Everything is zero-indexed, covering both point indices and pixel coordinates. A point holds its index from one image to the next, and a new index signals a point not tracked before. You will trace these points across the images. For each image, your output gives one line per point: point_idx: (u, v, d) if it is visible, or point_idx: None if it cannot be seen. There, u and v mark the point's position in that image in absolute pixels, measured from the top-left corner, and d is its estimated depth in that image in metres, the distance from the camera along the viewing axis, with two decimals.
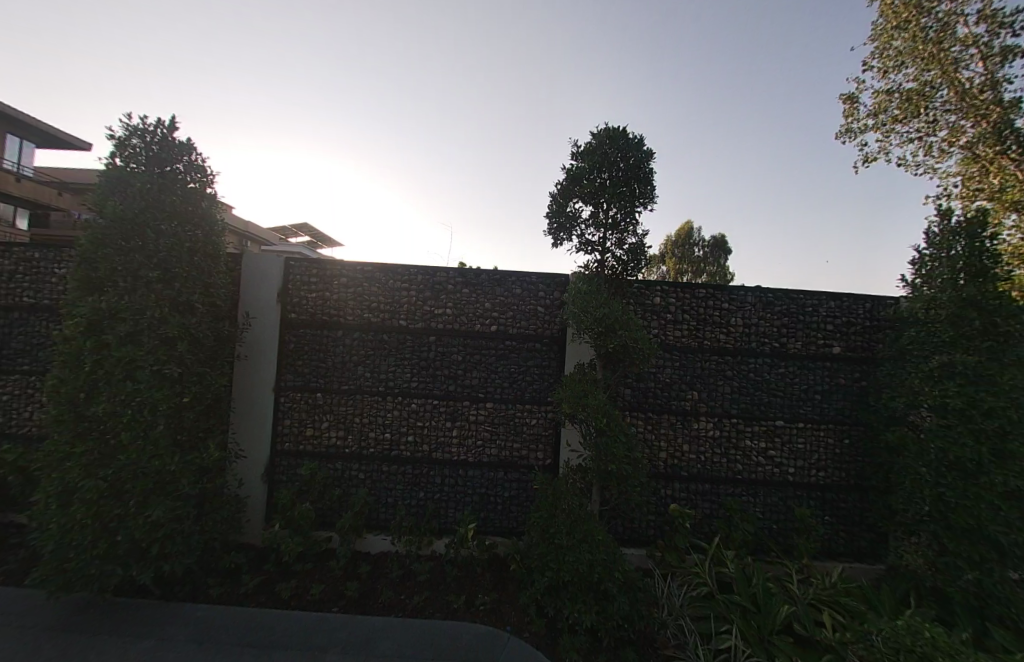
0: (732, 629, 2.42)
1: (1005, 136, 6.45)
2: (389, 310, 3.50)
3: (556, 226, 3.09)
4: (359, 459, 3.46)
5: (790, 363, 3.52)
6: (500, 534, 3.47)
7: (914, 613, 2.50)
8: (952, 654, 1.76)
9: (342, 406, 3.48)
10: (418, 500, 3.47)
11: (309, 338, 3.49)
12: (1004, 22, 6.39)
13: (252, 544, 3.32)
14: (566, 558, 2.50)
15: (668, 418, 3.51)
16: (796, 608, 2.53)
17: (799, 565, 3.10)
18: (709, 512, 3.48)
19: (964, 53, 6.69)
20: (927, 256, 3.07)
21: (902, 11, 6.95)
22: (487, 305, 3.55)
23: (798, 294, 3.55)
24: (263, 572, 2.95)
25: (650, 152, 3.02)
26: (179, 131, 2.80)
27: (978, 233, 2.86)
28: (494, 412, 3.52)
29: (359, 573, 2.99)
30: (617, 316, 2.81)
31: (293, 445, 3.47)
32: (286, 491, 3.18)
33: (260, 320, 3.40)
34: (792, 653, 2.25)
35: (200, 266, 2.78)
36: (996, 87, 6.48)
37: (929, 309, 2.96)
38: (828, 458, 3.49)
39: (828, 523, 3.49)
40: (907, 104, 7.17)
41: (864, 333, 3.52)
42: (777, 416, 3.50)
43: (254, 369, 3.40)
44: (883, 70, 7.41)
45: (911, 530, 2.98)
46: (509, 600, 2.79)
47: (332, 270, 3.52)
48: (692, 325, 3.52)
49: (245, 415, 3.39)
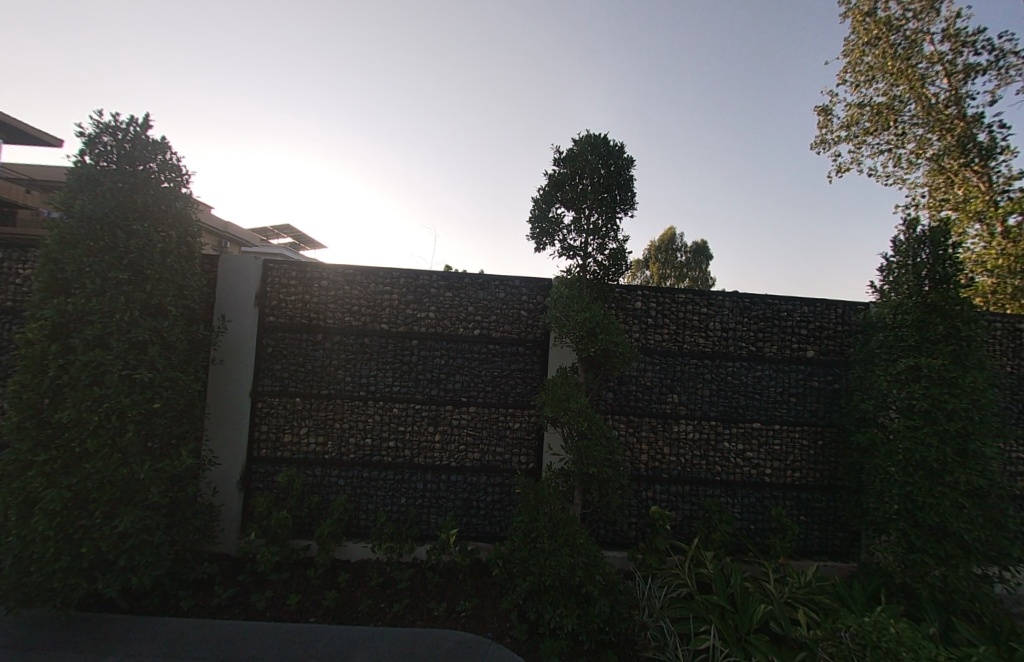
0: (710, 630, 2.45)
1: (968, 149, 6.78)
2: (371, 314, 3.46)
3: (539, 231, 3.10)
4: (339, 465, 3.40)
5: (766, 367, 3.61)
6: (482, 539, 3.46)
7: (884, 609, 2.58)
8: (918, 648, 1.82)
9: (321, 412, 3.41)
10: (399, 506, 3.43)
11: (288, 341, 3.42)
12: (967, 41, 6.73)
13: (226, 554, 3.23)
14: (548, 562, 2.50)
15: (648, 421, 3.55)
16: (772, 607, 2.58)
17: (776, 564, 3.17)
18: (688, 513, 3.52)
19: (930, 70, 7.02)
20: (894, 264, 3.19)
21: (872, 28, 7.27)
22: (470, 308, 3.54)
23: (774, 300, 3.65)
24: (238, 582, 2.86)
25: (630, 160, 3.07)
26: (152, 130, 2.73)
27: (941, 242, 2.98)
28: (477, 416, 3.50)
29: (338, 582, 2.93)
30: (598, 320, 2.84)
31: (270, 451, 3.39)
32: (262, 499, 3.11)
33: (236, 323, 3.32)
34: (768, 652, 2.30)
35: (173, 267, 2.71)
36: (960, 103, 6.84)
37: (896, 315, 3.07)
38: (802, 459, 3.58)
39: (803, 523, 3.57)
40: (877, 117, 7.49)
41: (836, 338, 3.63)
42: (754, 418, 3.58)
43: (229, 373, 3.32)
44: (855, 84, 7.72)
45: (881, 529, 3.08)
46: (491, 606, 2.78)
47: (312, 272, 3.46)
48: (672, 330, 3.58)
49: (219, 421, 3.30)
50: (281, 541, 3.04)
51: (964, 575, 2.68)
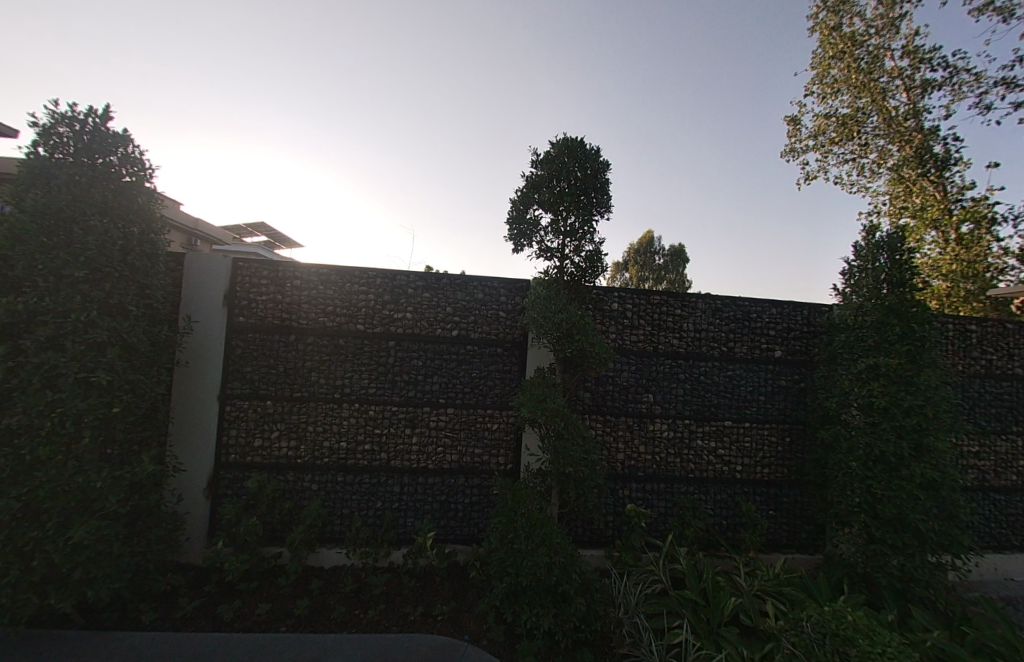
0: (683, 624, 2.50)
1: (925, 160, 7.17)
2: (346, 315, 3.39)
3: (517, 233, 3.11)
4: (313, 469, 3.32)
5: (737, 366, 3.72)
6: (459, 541, 3.43)
7: (847, 598, 2.69)
8: (876, 635, 1.91)
9: (294, 415, 3.32)
10: (375, 510, 3.37)
11: (258, 343, 3.32)
12: (924, 58, 7.11)
13: (192, 564, 3.10)
14: (524, 563, 2.50)
15: (625, 420, 3.61)
16: (742, 600, 2.65)
17: (746, 558, 3.27)
18: (664, 511, 3.59)
19: (891, 84, 7.40)
20: (855, 267, 3.34)
21: (838, 43, 7.62)
22: (447, 309, 3.51)
23: (745, 301, 3.76)
24: (203, 593, 2.75)
25: (606, 163, 3.11)
26: (113, 121, 2.60)
27: (898, 248, 3.14)
28: (455, 418, 3.48)
29: (310, 589, 2.86)
30: (574, 321, 2.87)
31: (239, 456, 3.27)
32: (230, 505, 3.00)
33: (204, 323, 3.21)
34: (738, 644, 2.36)
35: (135, 265, 2.59)
36: (918, 116, 7.23)
37: (857, 316, 3.22)
38: (771, 456, 3.71)
39: (772, 517, 3.69)
40: (842, 128, 7.84)
41: (803, 339, 3.77)
42: (726, 416, 3.68)
43: (196, 376, 3.20)
44: (822, 96, 8.06)
45: (844, 521, 3.21)
46: (468, 608, 2.76)
47: (285, 272, 3.37)
48: (647, 331, 3.65)
49: (185, 425, 3.18)
50: (251, 549, 2.94)
51: (919, 563, 2.83)
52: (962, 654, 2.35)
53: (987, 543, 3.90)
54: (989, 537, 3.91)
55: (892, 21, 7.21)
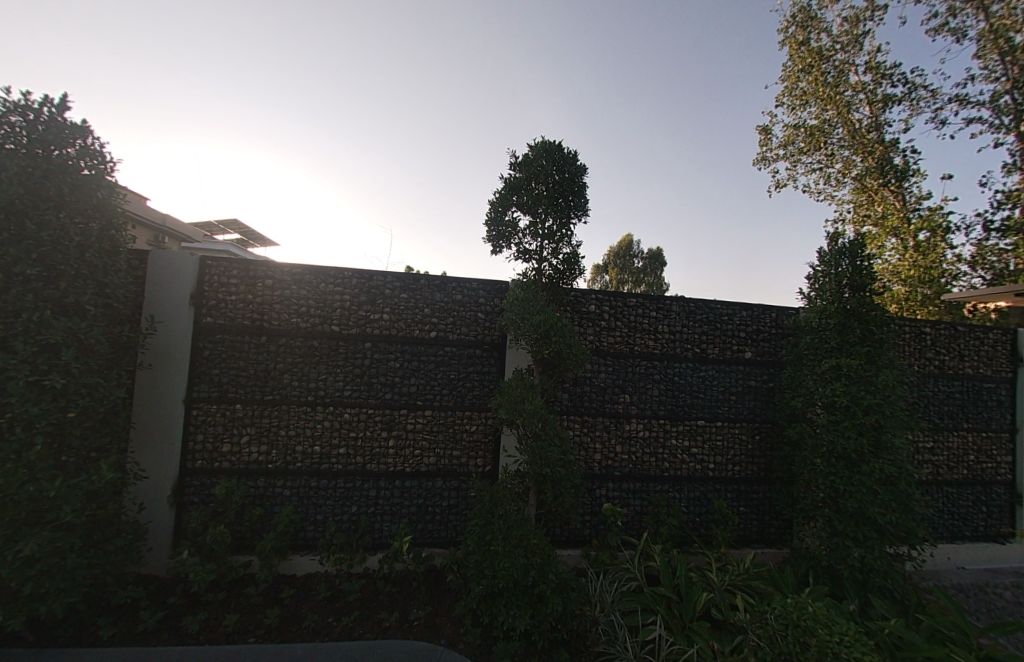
0: (657, 620, 2.55)
1: (886, 170, 7.58)
2: (320, 315, 3.32)
3: (495, 234, 3.12)
4: (285, 474, 3.23)
5: (709, 367, 3.82)
6: (437, 544, 3.40)
7: (811, 590, 2.80)
8: (834, 624, 2.00)
9: (265, 418, 3.23)
10: (350, 515, 3.30)
11: (227, 344, 3.21)
12: (885, 74, 7.51)
13: (154, 575, 2.96)
14: (501, 565, 2.50)
15: (602, 420, 3.65)
16: (713, 594, 2.73)
17: (718, 554, 3.36)
18: (639, 509, 3.65)
19: (855, 98, 7.78)
20: (819, 272, 3.49)
21: (806, 56, 7.94)
22: (425, 310, 3.48)
23: (717, 304, 3.87)
24: (167, 606, 2.63)
25: (584, 167, 3.15)
26: (71, 112, 2.48)
27: (859, 254, 3.29)
28: (432, 420, 3.45)
29: (281, 598, 2.78)
30: (552, 323, 2.89)
31: (206, 462, 3.15)
32: (196, 513, 2.89)
33: (168, 324, 3.08)
34: (709, 638, 2.43)
35: (94, 263, 2.47)
36: (879, 129, 7.63)
37: (822, 319, 3.36)
38: (741, 454, 3.83)
39: (743, 513, 3.81)
40: (810, 138, 8.20)
41: (771, 340, 3.91)
42: (699, 416, 3.77)
43: (160, 379, 3.07)
44: (791, 107, 8.40)
45: (809, 516, 3.33)
46: (445, 612, 2.74)
47: (256, 271, 3.28)
48: (624, 332, 3.71)
49: (148, 430, 3.04)
50: (219, 558, 2.84)
51: (878, 555, 2.97)
52: (916, 640, 2.48)
53: (940, 533, 4.13)
54: (942, 528, 4.14)
55: (855, 38, 7.59)
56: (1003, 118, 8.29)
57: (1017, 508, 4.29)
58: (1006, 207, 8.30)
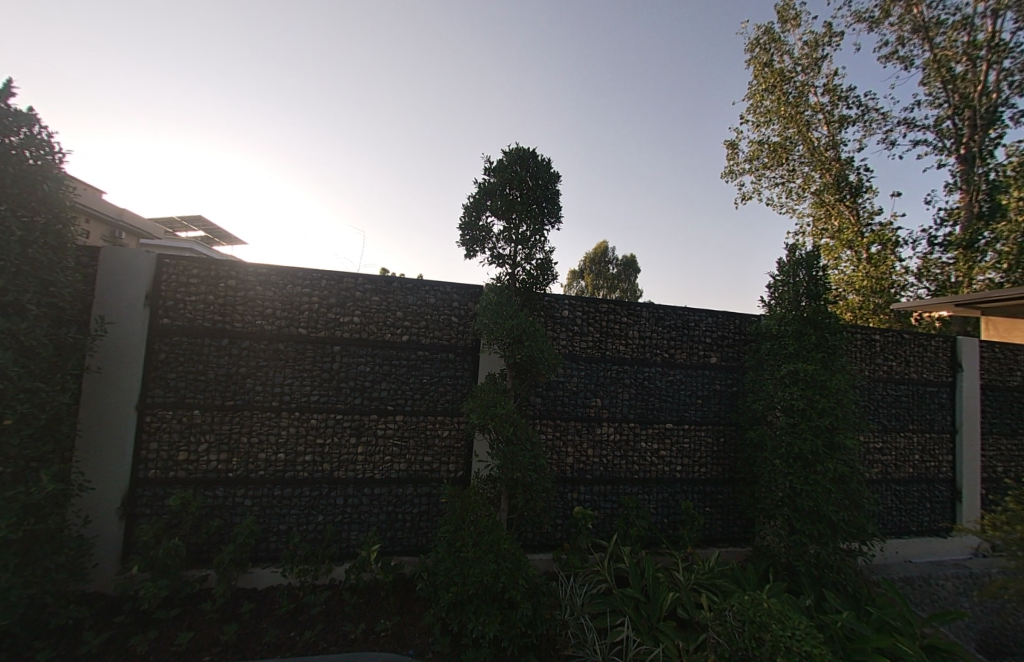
0: (625, 622, 2.60)
1: (842, 187, 8.10)
2: (287, 318, 3.22)
3: (470, 239, 3.12)
4: (246, 483, 3.10)
5: (677, 372, 3.93)
6: (406, 552, 3.34)
7: (771, 588, 2.92)
8: (788, 617, 2.09)
9: (226, 425, 3.09)
10: (316, 525, 3.20)
11: (186, 347, 3.06)
12: (841, 96, 8.01)
13: (100, 593, 2.77)
14: (472, 571, 2.49)
15: (574, 424, 3.69)
16: (679, 594, 2.80)
17: (684, 553, 3.45)
18: (610, 511, 3.71)
19: (814, 117, 8.26)
20: (778, 281, 3.66)
21: (769, 76, 8.36)
22: (398, 314, 3.44)
23: (684, 311, 4.00)
24: (114, 625, 2.46)
25: (557, 174, 3.20)
26: (15, 97, 2.31)
27: (814, 265, 3.48)
28: (404, 425, 3.40)
29: (240, 614, 2.65)
30: (525, 328, 2.91)
31: (160, 471, 2.98)
32: (148, 526, 2.72)
33: (120, 325, 2.91)
34: (675, 637, 2.49)
35: (36, 259, 2.30)
36: (835, 148, 8.18)
37: (781, 326, 3.53)
38: (707, 455, 3.95)
39: (708, 514, 3.92)
40: (773, 154, 8.65)
41: (735, 346, 4.07)
42: (667, 419, 3.88)
43: (110, 383, 2.89)
44: (756, 124, 8.83)
45: (769, 516, 3.47)
46: (414, 621, 2.70)
47: (219, 271, 3.15)
48: (595, 337, 3.77)
49: (94, 438, 2.85)
50: (172, 572, 2.68)
51: (831, 550, 3.13)
52: (865, 631, 2.63)
53: (889, 529, 4.39)
54: (890, 524, 4.40)
55: (814, 62, 8.07)
56: (945, 141, 8.97)
57: (957, 503, 4.61)
58: (947, 224, 8.97)
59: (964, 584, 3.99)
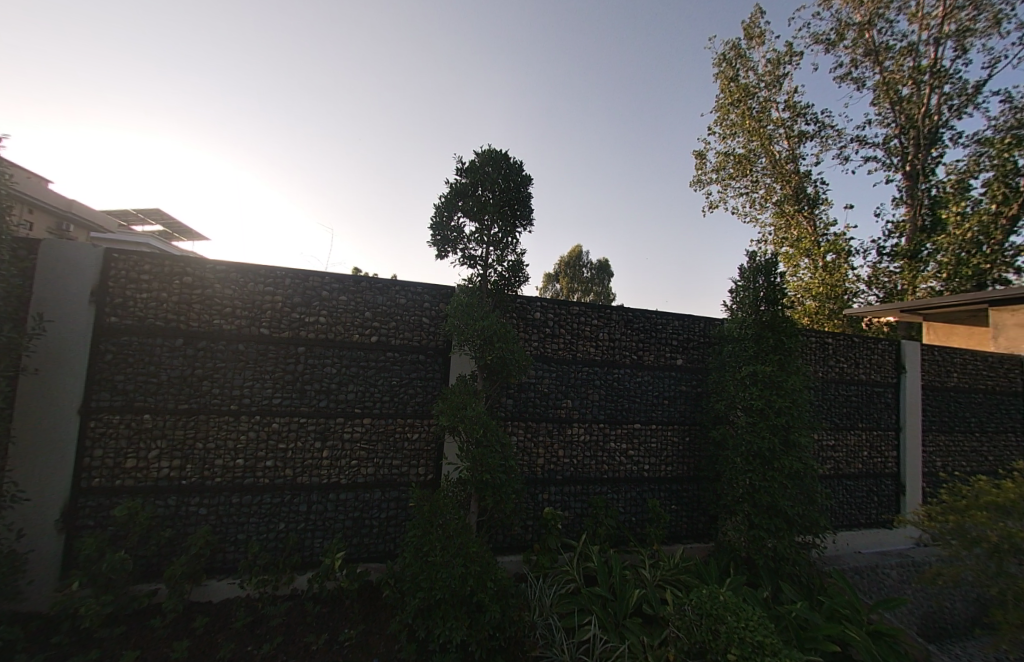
0: (592, 621, 2.63)
1: (800, 199, 8.63)
2: (248, 317, 3.09)
3: (441, 239, 3.09)
4: (201, 491, 2.94)
5: (645, 373, 4.03)
6: (373, 559, 3.26)
7: (731, 582, 3.03)
8: (743, 609, 2.17)
9: (179, 430, 2.92)
10: (277, 534, 3.07)
11: (136, 347, 2.88)
12: (800, 112, 8.46)
13: (34, 613, 2.56)
14: (439, 575, 2.46)
15: (545, 426, 3.71)
16: (645, 591, 2.87)
17: (650, 551, 3.53)
18: (579, 512, 3.75)
19: (776, 131, 8.68)
20: (739, 286, 3.81)
21: (735, 91, 8.75)
22: (366, 314, 3.36)
23: (653, 314, 4.11)
24: (47, 647, 2.28)
25: (529, 177, 3.23)
26: None
27: (772, 271, 3.65)
28: (371, 428, 3.32)
29: (192, 629, 2.51)
30: (495, 329, 2.92)
31: (105, 480, 2.79)
32: (90, 539, 2.54)
33: (62, 324, 2.72)
34: (640, 634, 2.54)
35: None
36: (795, 161, 8.64)
37: (742, 329, 3.69)
38: (673, 455, 4.06)
39: (674, 511, 4.02)
40: (738, 166, 9.07)
41: (700, 348, 4.21)
42: (636, 419, 3.96)
43: (49, 386, 2.69)
44: (722, 136, 9.21)
45: (730, 512, 3.60)
46: (379, 630, 2.64)
47: (174, 267, 2.99)
48: (566, 339, 3.81)
49: (30, 445, 2.64)
50: (117, 588, 2.51)
51: (788, 543, 3.27)
52: (817, 619, 2.76)
53: (840, 522, 4.65)
54: (841, 517, 4.65)
55: (776, 79, 8.50)
56: (892, 158, 9.63)
57: (901, 496, 4.93)
58: (894, 236, 9.62)
59: (907, 572, 4.27)
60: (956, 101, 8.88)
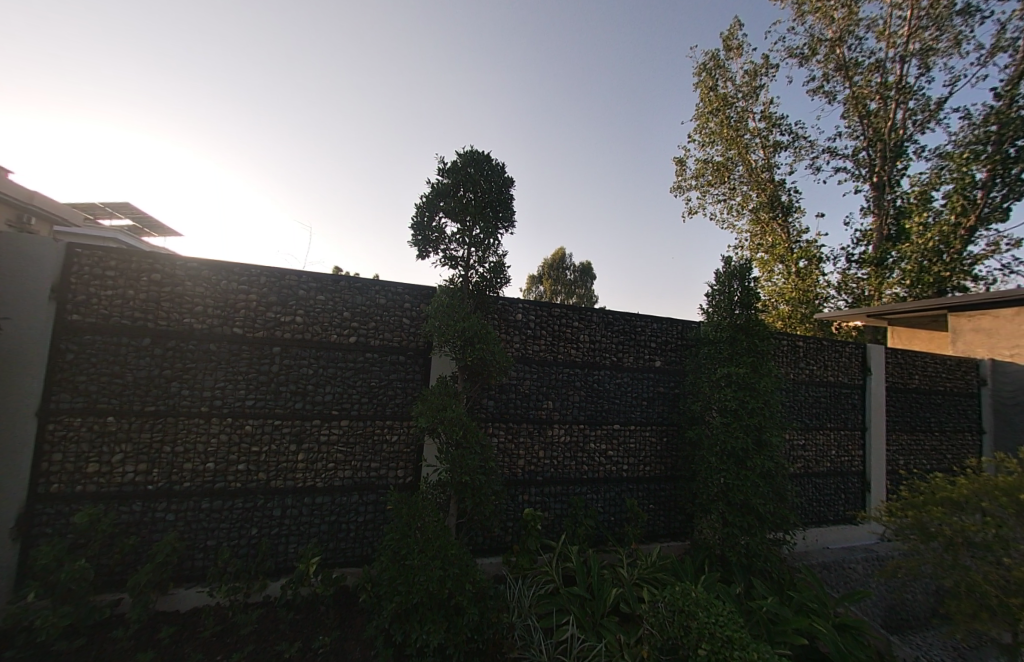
0: (570, 620, 2.65)
1: (774, 207, 8.92)
2: (221, 316, 3.00)
3: (422, 239, 3.08)
4: (169, 496, 2.83)
5: (625, 374, 4.09)
6: (349, 563, 3.21)
7: (705, 579, 3.11)
8: (714, 605, 2.24)
9: (146, 433, 2.81)
10: (249, 539, 2.99)
11: (99, 346, 2.75)
12: (775, 122, 8.75)
13: None
14: (416, 578, 2.44)
15: (526, 427, 3.73)
16: (622, 589, 2.91)
17: (628, 550, 3.58)
18: (559, 512, 3.77)
19: (753, 140, 8.92)
20: (715, 290, 3.92)
21: (714, 100, 8.98)
22: (344, 314, 3.31)
23: (632, 316, 4.18)
24: None
25: (511, 178, 3.24)
26: None
27: (746, 276, 3.77)
28: (349, 430, 3.27)
29: (157, 640, 2.42)
30: (476, 330, 2.92)
31: (64, 486, 2.65)
32: (47, 548, 2.42)
33: (20, 321, 2.59)
34: (617, 632, 2.57)
35: None
36: (770, 170, 8.92)
37: (717, 331, 3.79)
38: (650, 455, 4.13)
39: (651, 511, 4.09)
40: (716, 173, 9.34)
41: (678, 350, 4.30)
42: (615, 420, 4.02)
43: (5, 387, 2.56)
44: (702, 144, 9.45)
45: (706, 510, 3.69)
46: (354, 636, 2.59)
47: (142, 263, 2.87)
48: (547, 340, 3.84)
49: None
50: (76, 599, 2.39)
51: (759, 541, 3.37)
52: (786, 613, 2.85)
53: (810, 519, 4.81)
54: (811, 514, 4.82)
55: (753, 90, 8.76)
56: (861, 170, 10.06)
57: (866, 493, 5.15)
58: (862, 244, 10.05)
59: (871, 566, 4.46)
60: (920, 116, 9.34)
